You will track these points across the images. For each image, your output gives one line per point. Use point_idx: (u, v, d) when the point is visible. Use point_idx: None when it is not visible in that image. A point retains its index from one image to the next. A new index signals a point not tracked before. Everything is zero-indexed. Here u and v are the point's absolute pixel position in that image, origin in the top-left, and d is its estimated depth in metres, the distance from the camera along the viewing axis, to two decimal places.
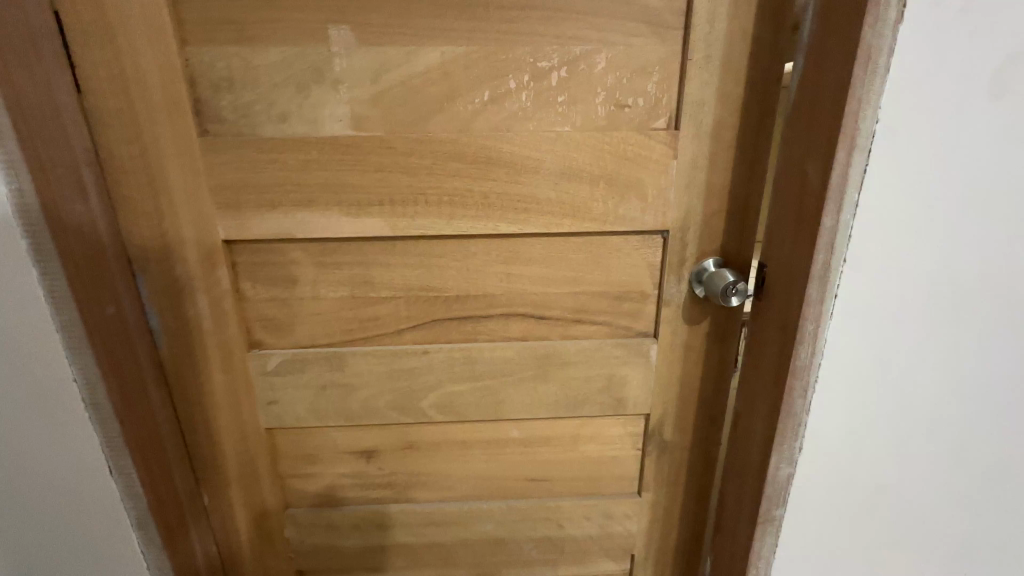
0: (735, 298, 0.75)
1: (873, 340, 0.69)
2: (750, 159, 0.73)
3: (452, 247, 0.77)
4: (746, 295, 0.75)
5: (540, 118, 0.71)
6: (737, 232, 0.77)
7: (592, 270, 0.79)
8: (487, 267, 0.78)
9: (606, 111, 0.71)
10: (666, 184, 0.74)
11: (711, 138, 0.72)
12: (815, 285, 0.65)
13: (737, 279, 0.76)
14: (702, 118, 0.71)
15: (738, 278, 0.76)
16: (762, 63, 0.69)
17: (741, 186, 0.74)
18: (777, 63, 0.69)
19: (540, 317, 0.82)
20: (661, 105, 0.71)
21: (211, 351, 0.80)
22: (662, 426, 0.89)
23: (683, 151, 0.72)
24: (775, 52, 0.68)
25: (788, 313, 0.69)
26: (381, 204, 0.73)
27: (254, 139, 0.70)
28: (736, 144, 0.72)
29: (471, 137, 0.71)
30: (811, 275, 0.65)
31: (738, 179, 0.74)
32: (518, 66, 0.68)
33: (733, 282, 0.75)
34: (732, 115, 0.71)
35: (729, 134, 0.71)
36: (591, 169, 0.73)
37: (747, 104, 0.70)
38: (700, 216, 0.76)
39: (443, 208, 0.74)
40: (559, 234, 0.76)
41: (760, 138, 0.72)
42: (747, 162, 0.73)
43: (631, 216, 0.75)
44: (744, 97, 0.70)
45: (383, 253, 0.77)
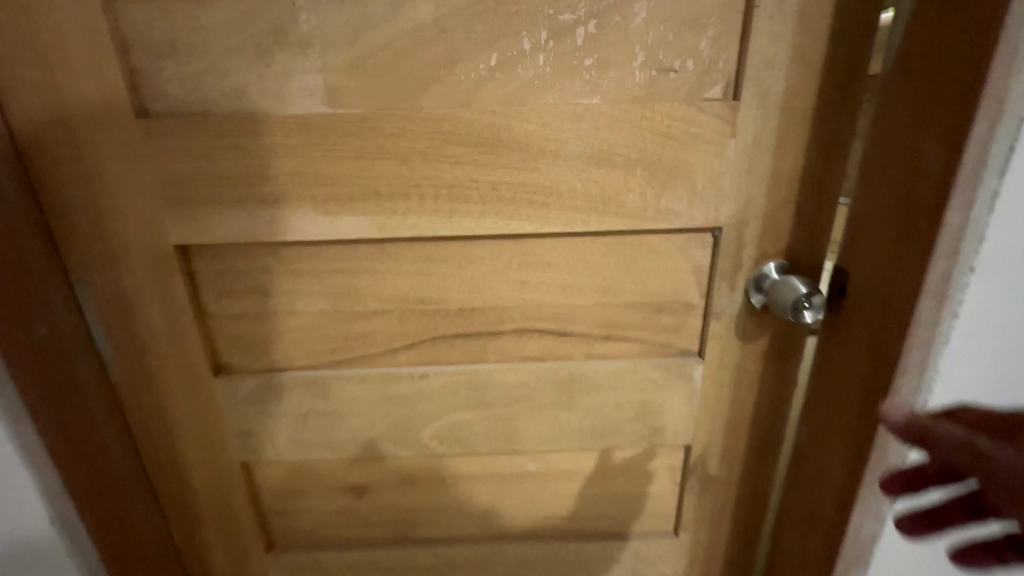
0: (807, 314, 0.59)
1: (1007, 376, 0.52)
2: (829, 138, 0.58)
3: (454, 250, 0.63)
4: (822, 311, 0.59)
5: (562, 88, 0.56)
6: (809, 229, 0.61)
7: (625, 277, 0.65)
8: (497, 274, 0.64)
9: (645, 78, 0.56)
10: (720, 170, 0.59)
11: (779, 110, 0.56)
12: (928, 303, 0.50)
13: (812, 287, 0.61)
14: (768, 84, 0.55)
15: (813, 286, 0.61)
16: (851, 10, 0.53)
17: (817, 170, 0.59)
18: (871, 11, 0.53)
19: (560, 333, 0.68)
20: (717, 68, 0.56)
21: (172, 375, 0.68)
22: (706, 459, 0.75)
23: (744, 127, 0.57)
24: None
25: (886, 337, 0.54)
26: (366, 199, 0.59)
27: (205, 120, 0.56)
28: (811, 117, 0.57)
29: (476, 114, 0.56)
30: (924, 289, 0.49)
31: (814, 164, 0.58)
32: (534, 21, 0.54)
33: (806, 294, 0.59)
34: (807, 80, 0.55)
35: (802, 105, 0.56)
36: (627, 152, 0.58)
37: (828, 66, 0.55)
38: (763, 209, 0.61)
39: (441, 204, 0.59)
40: (585, 233, 0.62)
41: (843, 109, 0.56)
42: (826, 143, 0.58)
43: (675, 210, 0.60)
44: (825, 56, 0.55)
45: (371, 259, 0.63)
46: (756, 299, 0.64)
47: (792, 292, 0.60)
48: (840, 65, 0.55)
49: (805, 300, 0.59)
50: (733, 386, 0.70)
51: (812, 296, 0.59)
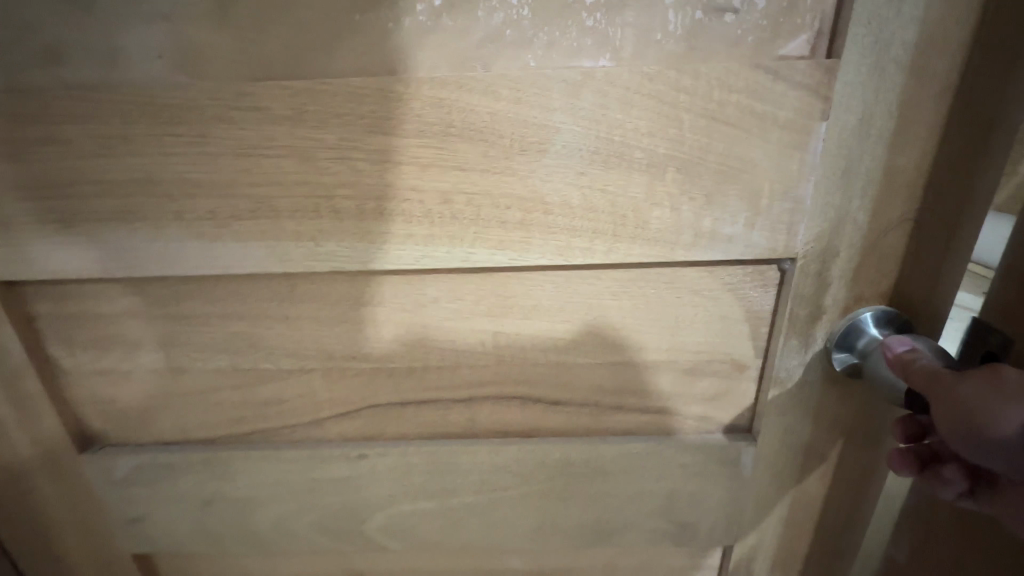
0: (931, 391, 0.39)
1: None
2: (982, 122, 0.36)
3: (395, 290, 0.43)
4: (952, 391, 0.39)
5: (549, 42, 0.35)
6: (931, 262, 0.40)
7: (645, 325, 0.45)
8: (458, 321, 0.45)
9: (685, 23, 0.35)
10: (799, 171, 0.38)
11: (904, 75, 0.35)
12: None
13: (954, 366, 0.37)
14: (891, 31, 0.34)
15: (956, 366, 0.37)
16: None
17: (954, 172, 0.37)
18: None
19: (552, 400, 0.48)
20: (804, 4, 0.34)
21: (22, 451, 0.50)
22: (754, 565, 0.55)
23: (843, 102, 0.35)
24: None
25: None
26: (257, 217, 0.40)
27: (5, 97, 0.37)
28: (954, 87, 0.35)
29: (415, 84, 0.36)
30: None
31: (951, 161, 0.37)
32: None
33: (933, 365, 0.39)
34: (955, 23, 0.34)
35: (944, 66, 0.35)
36: (652, 144, 0.37)
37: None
38: (862, 232, 0.39)
39: (369, 225, 0.39)
40: (586, 265, 0.42)
41: (1012, 72, 0.35)
42: (975, 130, 0.36)
43: (724, 232, 0.39)
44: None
45: (278, 301, 0.44)
46: (840, 364, 0.43)
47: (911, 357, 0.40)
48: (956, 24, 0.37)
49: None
50: (798, 475, 0.50)
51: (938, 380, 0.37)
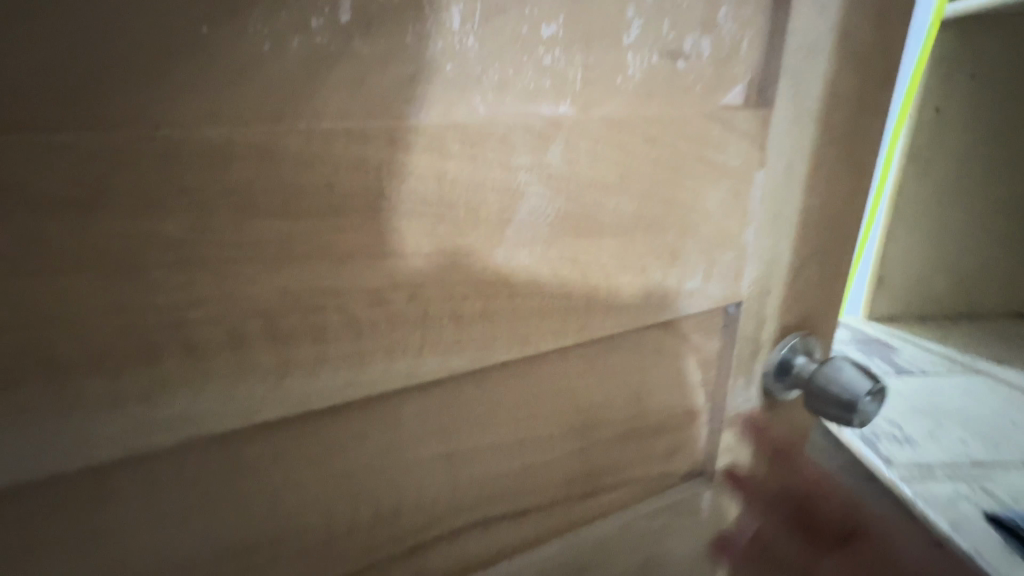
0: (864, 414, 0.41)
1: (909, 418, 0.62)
2: (861, 166, 0.41)
3: (301, 437, 0.28)
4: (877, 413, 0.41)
5: (504, 82, 0.27)
6: (831, 289, 0.45)
7: (612, 399, 0.39)
8: (398, 455, 0.32)
9: (643, 67, 0.30)
10: (744, 218, 0.37)
11: (815, 124, 0.37)
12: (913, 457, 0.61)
13: (881, 388, 0.41)
14: (806, 85, 0.36)
15: (882, 388, 0.41)
16: None
17: (847, 209, 0.42)
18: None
19: (518, 512, 0.39)
20: (740, 55, 0.33)
21: None
22: None
23: (774, 150, 0.36)
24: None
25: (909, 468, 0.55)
26: (9, 387, 0.20)
27: None
28: (847, 134, 0.39)
29: (320, 138, 0.23)
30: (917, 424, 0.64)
31: (845, 200, 0.41)
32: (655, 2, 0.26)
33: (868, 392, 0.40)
34: (847, 80, 0.37)
35: (840, 117, 0.38)
36: (619, 203, 0.32)
37: (869, 60, 0.37)
38: (787, 269, 0.41)
39: (255, 356, 0.25)
40: (555, 348, 0.34)
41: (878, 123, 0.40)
42: (858, 172, 0.41)
43: (687, 287, 0.37)
44: (867, 44, 0.37)
45: (66, 519, 0.24)
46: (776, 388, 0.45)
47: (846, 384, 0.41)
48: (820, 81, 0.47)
49: (871, 397, 0.40)
50: (746, 503, 0.50)
51: (872, 399, 0.40)
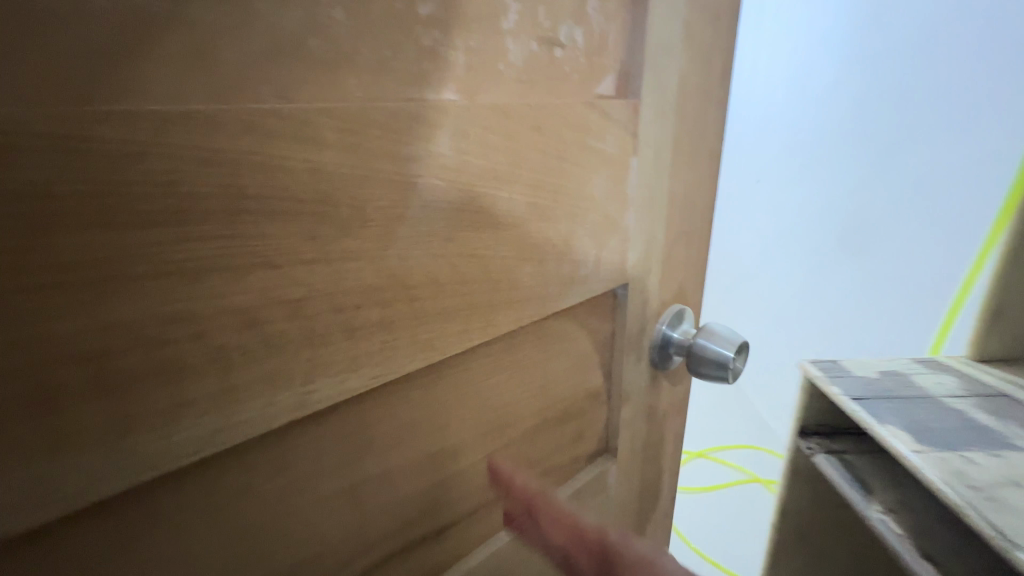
0: (731, 374, 0.46)
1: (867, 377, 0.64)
2: (712, 151, 0.45)
3: (158, 504, 0.23)
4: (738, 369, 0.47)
5: (380, 64, 0.24)
6: (697, 264, 0.50)
7: (523, 395, 0.39)
8: (294, 501, 0.27)
9: (524, 54, 0.30)
10: (625, 202, 0.39)
11: (676, 114, 0.41)
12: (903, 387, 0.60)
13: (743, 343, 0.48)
14: (665, 78, 0.39)
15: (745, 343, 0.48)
16: None
17: (706, 191, 0.47)
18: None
19: (438, 532, 0.36)
20: (609, 47, 0.35)
21: None
22: None
23: (645, 138, 0.39)
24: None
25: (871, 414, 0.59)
26: None
27: None
28: (700, 125, 0.43)
29: (146, 126, 0.18)
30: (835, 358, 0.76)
31: (703, 184, 0.46)
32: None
33: (731, 354, 0.46)
34: (697, 75, 0.41)
35: (694, 108, 0.42)
36: (512, 193, 0.31)
37: (714, 57, 0.41)
38: (663, 248, 0.45)
39: (75, 416, 0.19)
40: (461, 351, 0.32)
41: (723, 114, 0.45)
42: (710, 157, 0.45)
43: (581, 273, 0.38)
44: (712, 42, 0.41)
45: None
46: (657, 361, 0.49)
47: (713, 349, 0.46)
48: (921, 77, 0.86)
49: (739, 353, 0.46)
50: (646, 470, 0.54)
51: (740, 355, 0.47)
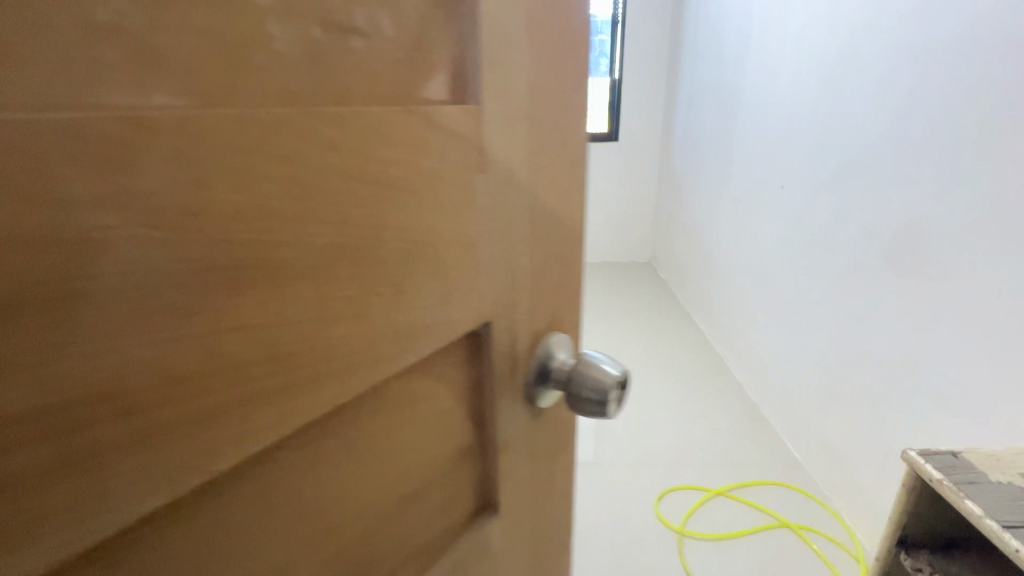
0: (614, 406, 0.42)
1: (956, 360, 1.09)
2: (574, 155, 0.41)
3: None
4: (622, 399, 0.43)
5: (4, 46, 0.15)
6: (572, 288, 0.45)
7: (369, 483, 0.31)
8: None
9: (299, 41, 0.22)
10: (476, 229, 0.32)
11: (529, 123, 0.35)
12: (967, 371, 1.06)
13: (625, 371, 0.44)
14: (511, 80, 0.33)
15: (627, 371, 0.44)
16: None
17: (573, 210, 0.42)
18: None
19: None
20: (430, 38, 0.28)
21: None
22: None
23: (493, 152, 0.32)
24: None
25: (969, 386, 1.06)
26: None
27: None
28: (560, 136, 0.38)
29: None
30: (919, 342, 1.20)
31: (569, 201, 0.41)
32: (982, 129, 1.01)
33: (614, 384, 0.41)
34: (552, 79, 0.36)
35: (551, 117, 0.37)
36: (304, 233, 0.23)
37: (568, 60, 0.37)
38: (531, 277, 0.39)
39: None
40: (249, 455, 0.23)
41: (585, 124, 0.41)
42: (575, 166, 0.41)
43: (426, 321, 0.30)
44: (564, 43, 0.36)
45: None
46: (533, 396, 0.43)
47: (595, 378, 0.41)
48: (900, 162, 1.21)
49: (622, 385, 0.42)
50: (532, 516, 0.49)
51: (622, 385, 0.42)
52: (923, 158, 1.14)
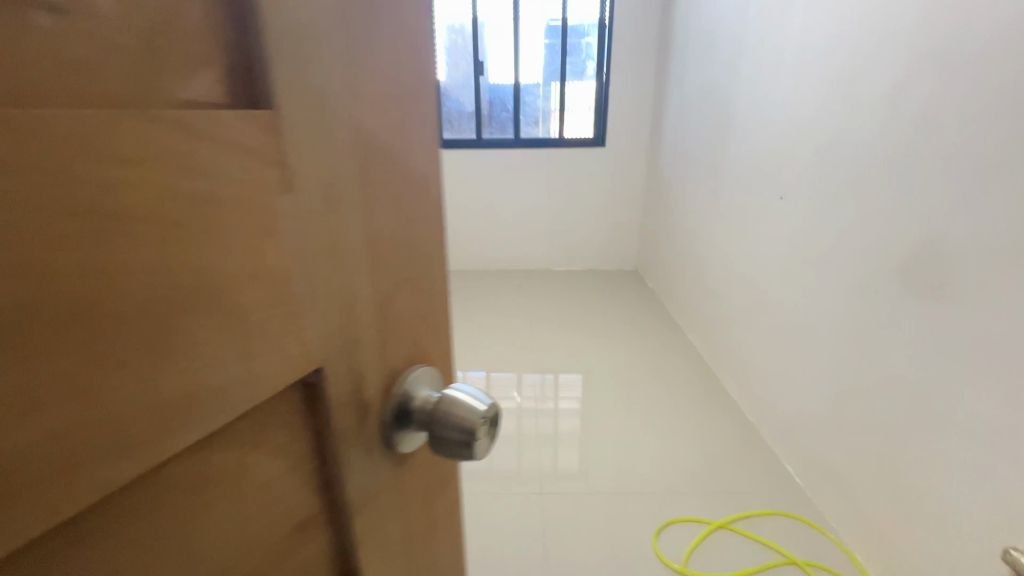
0: (484, 434, 0.44)
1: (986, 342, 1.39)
2: (395, 195, 0.42)
3: None
4: (491, 426, 0.45)
5: None
6: (428, 326, 0.47)
7: (158, 566, 0.29)
8: None
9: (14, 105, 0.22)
10: (285, 276, 0.33)
11: (341, 171, 0.36)
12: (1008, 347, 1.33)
13: (495, 408, 0.46)
14: (310, 130, 0.34)
15: (496, 408, 0.46)
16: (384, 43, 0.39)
17: (411, 250, 0.45)
18: (380, 15, 0.38)
19: None
20: (200, 94, 0.30)
21: None
22: None
23: (297, 198, 0.33)
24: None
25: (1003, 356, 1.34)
26: None
27: None
28: (380, 182, 0.40)
29: None
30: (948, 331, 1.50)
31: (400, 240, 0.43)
32: (938, 135, 1.55)
33: (482, 415, 0.43)
34: (361, 128, 0.38)
35: (366, 164, 0.39)
36: (37, 298, 0.22)
37: (377, 112, 0.39)
38: (367, 317, 0.40)
39: None
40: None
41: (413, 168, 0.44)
42: (402, 209, 0.43)
43: (223, 376, 0.30)
44: (371, 96, 0.38)
45: None
46: (394, 438, 0.44)
47: (462, 412, 0.43)
48: (891, 167, 1.72)
49: (485, 422, 0.44)
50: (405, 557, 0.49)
51: (489, 414, 0.45)
52: (889, 156, 1.73)
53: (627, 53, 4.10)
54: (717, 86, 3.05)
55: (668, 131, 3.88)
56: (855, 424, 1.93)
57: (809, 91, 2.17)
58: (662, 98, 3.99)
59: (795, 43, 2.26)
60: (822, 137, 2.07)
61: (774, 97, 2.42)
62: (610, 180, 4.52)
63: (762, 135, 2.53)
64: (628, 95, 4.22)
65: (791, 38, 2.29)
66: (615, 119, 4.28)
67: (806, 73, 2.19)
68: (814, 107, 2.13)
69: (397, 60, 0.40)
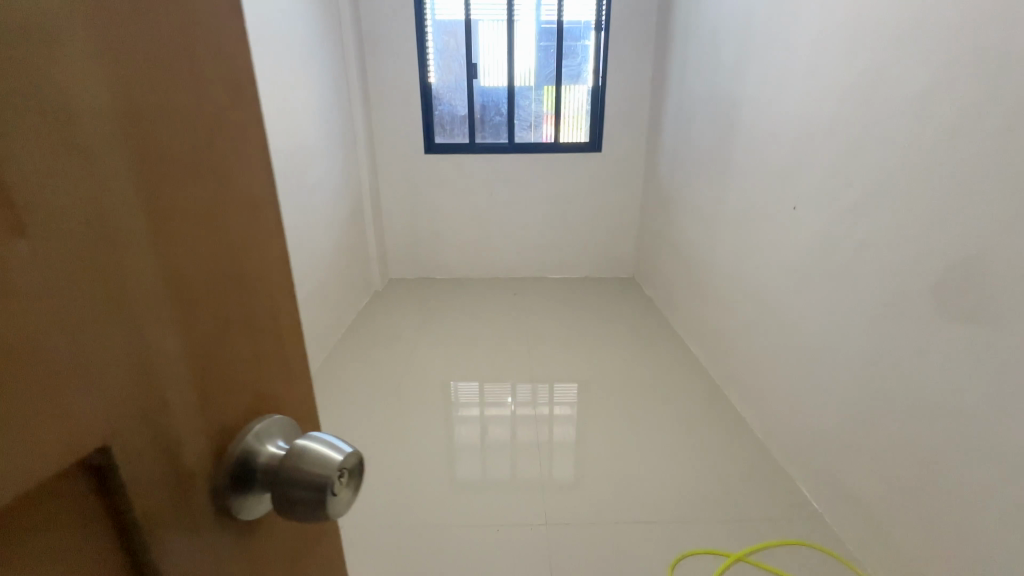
0: (341, 488, 0.44)
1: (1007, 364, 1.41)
2: (198, 235, 0.40)
3: None
4: (353, 477, 0.45)
5: None
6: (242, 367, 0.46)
7: None
8: None
9: None
10: (57, 355, 0.29)
11: (124, 221, 0.33)
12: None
13: (358, 454, 0.46)
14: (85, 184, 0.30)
15: (360, 452, 0.46)
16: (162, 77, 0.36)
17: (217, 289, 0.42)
18: (137, 33, 0.34)
19: None
20: None
21: None
22: None
23: (74, 262, 0.30)
24: (121, 7, 0.33)
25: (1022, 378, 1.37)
26: None
27: None
28: (174, 226, 0.38)
29: None
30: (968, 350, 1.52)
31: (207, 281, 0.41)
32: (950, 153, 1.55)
33: (338, 470, 0.44)
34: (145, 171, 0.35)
35: (155, 209, 0.36)
36: None
37: (164, 150, 0.36)
38: (165, 374, 0.37)
39: None
40: None
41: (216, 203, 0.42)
42: (208, 250, 0.41)
43: None
44: (156, 136, 0.36)
45: None
46: (231, 501, 0.44)
47: (309, 467, 0.43)
48: (915, 174, 1.67)
49: (341, 473, 0.44)
50: None
51: (349, 466, 0.45)
52: (912, 160, 1.68)
53: (622, 55, 4.06)
54: (719, 91, 3.00)
55: (667, 136, 3.84)
56: (869, 441, 1.93)
57: (823, 93, 2.11)
58: (660, 101, 3.95)
59: (803, 44, 2.22)
60: (828, 148, 2.08)
61: (778, 102, 2.39)
62: (608, 185, 4.46)
63: (766, 139, 2.51)
64: (625, 99, 4.19)
65: (801, 40, 2.23)
66: (610, 121, 4.24)
67: (817, 77, 2.14)
68: (829, 109, 2.07)
69: (170, 80, 0.37)
